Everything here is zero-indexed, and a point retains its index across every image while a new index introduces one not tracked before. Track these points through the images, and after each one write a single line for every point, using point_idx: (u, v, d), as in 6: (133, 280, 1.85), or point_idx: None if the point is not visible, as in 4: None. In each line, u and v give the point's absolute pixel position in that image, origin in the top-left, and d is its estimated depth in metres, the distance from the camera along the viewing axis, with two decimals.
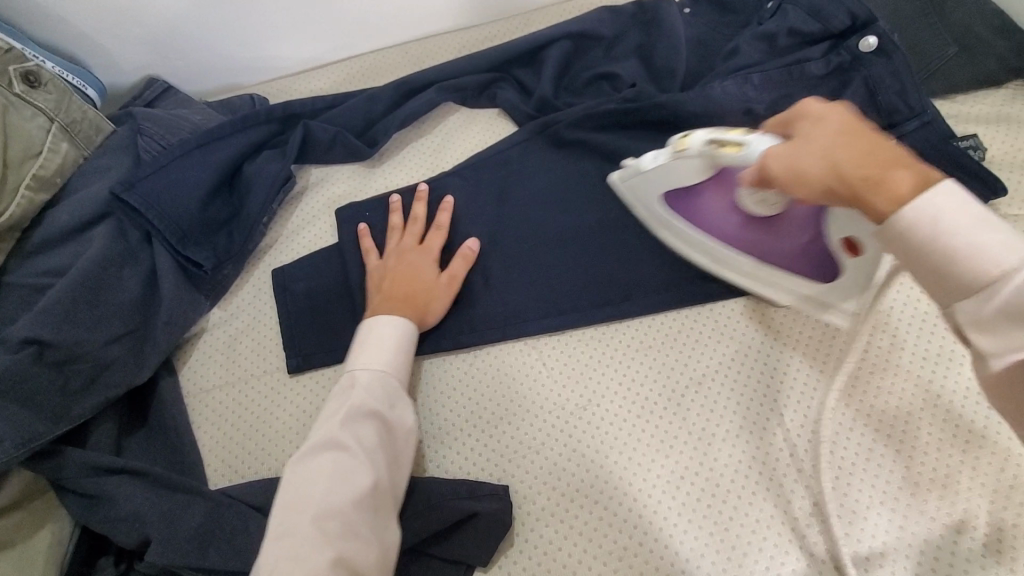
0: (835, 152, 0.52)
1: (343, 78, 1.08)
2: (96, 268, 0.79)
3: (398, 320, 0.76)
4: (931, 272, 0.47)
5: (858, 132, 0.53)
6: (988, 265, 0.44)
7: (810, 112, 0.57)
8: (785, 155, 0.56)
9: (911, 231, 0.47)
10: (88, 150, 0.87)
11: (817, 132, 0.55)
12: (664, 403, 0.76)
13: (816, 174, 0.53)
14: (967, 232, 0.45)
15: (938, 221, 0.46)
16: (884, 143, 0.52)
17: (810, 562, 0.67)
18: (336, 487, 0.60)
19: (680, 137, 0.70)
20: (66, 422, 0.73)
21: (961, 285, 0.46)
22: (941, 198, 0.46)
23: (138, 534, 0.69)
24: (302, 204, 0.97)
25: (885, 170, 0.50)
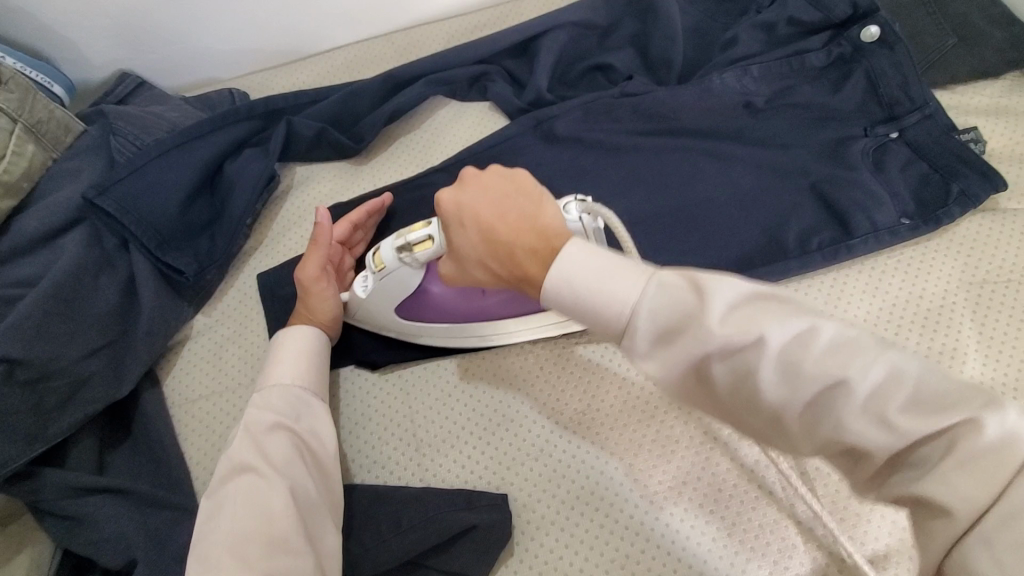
0: (495, 230, 0.51)
1: (326, 71, 1.04)
2: (70, 278, 0.75)
3: (288, 328, 0.74)
4: (581, 320, 0.46)
5: (494, 221, 0.51)
6: (612, 304, 0.44)
7: (448, 211, 0.54)
8: (447, 261, 0.59)
9: (557, 297, 0.46)
10: (57, 152, 0.83)
11: (464, 236, 0.53)
12: (665, 407, 0.74)
13: (476, 274, 0.55)
14: (586, 279, 0.45)
15: (571, 283, 0.46)
16: (521, 229, 0.50)
17: (814, 567, 0.66)
18: (250, 510, 0.58)
19: (374, 256, 0.70)
20: (42, 443, 0.70)
21: (618, 331, 0.44)
22: (562, 259, 0.46)
23: (124, 554, 0.67)
24: (287, 204, 0.93)
25: (524, 261, 0.50)
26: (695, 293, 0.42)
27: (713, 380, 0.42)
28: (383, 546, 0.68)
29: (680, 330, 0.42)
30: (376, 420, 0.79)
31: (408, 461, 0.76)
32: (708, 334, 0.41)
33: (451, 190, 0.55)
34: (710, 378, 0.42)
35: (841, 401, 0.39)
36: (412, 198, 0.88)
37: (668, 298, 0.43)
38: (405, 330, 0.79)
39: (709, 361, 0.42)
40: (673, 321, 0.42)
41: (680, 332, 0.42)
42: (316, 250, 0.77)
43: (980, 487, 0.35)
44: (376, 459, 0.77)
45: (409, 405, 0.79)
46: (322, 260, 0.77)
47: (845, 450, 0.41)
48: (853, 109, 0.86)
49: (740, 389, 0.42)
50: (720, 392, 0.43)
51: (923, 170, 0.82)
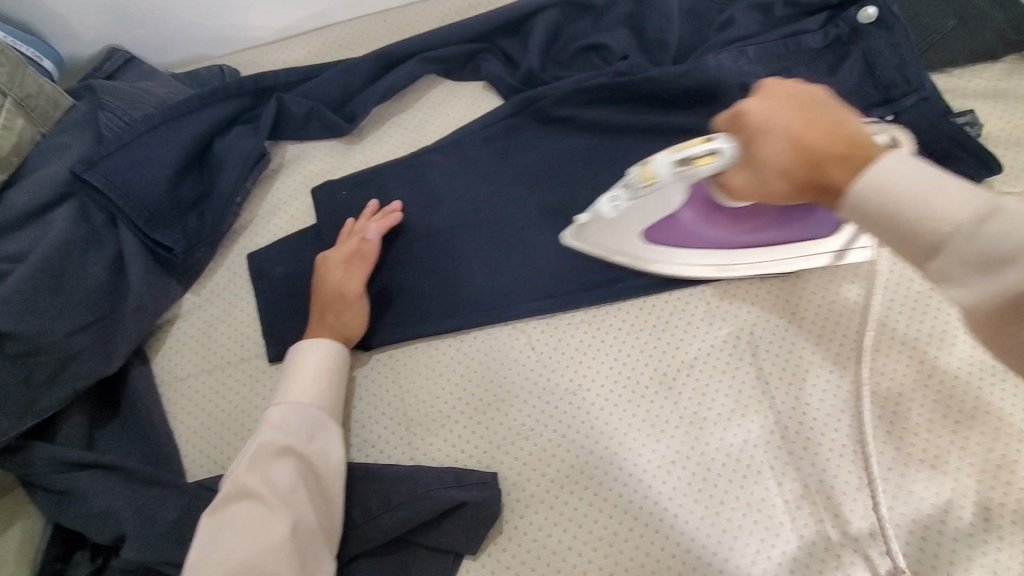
0: (805, 138, 0.52)
1: (318, 48, 1.03)
2: (58, 253, 0.74)
3: (318, 342, 0.74)
4: (891, 239, 0.47)
5: (806, 130, 0.52)
6: (940, 217, 0.43)
7: (754, 121, 0.55)
8: (737, 175, 0.58)
9: (863, 203, 0.47)
10: (47, 127, 0.82)
11: (770, 146, 0.54)
12: (655, 387, 0.74)
13: (775, 187, 0.56)
14: (916, 194, 0.44)
15: (902, 187, 0.45)
16: (834, 134, 0.52)
17: (800, 545, 0.66)
18: (251, 538, 0.59)
19: (640, 171, 0.63)
20: (31, 417, 0.70)
21: (929, 250, 0.44)
22: (878, 169, 0.46)
23: (112, 529, 0.66)
24: (278, 182, 0.92)
25: (833, 170, 0.51)
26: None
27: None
28: (371, 523, 0.69)
29: (1002, 260, 0.41)
30: (366, 400, 0.79)
31: (398, 440, 0.76)
32: None
33: (752, 102, 0.56)
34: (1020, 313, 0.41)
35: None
36: (404, 178, 0.88)
37: (1007, 227, 0.41)
38: (633, 255, 0.76)
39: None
40: (1002, 251, 0.41)
41: (1004, 264, 0.41)
42: (362, 268, 0.79)
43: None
44: (366, 439, 0.77)
45: (399, 385, 0.79)
46: (365, 278, 0.79)
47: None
48: (850, 91, 0.85)
49: None
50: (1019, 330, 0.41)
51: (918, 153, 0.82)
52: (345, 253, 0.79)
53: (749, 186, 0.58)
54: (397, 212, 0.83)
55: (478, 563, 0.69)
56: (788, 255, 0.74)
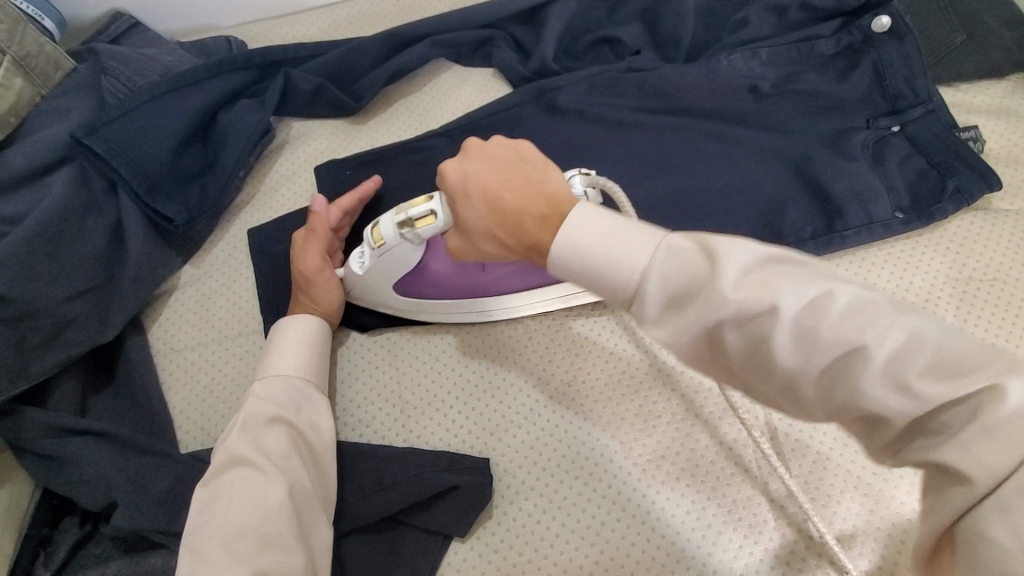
0: (500, 201, 0.50)
1: (328, 25, 1.01)
2: (56, 217, 0.74)
3: (292, 320, 0.74)
4: (599, 292, 0.45)
5: (498, 191, 0.50)
6: (626, 270, 0.43)
7: (451, 183, 0.53)
8: (454, 238, 0.56)
9: (564, 264, 0.46)
10: (46, 88, 0.81)
11: (472, 207, 0.52)
12: (649, 383, 0.75)
13: (486, 248, 0.53)
14: (602, 242, 0.44)
15: (581, 249, 0.45)
16: (526, 193, 0.49)
17: (782, 543, 0.67)
18: (245, 503, 0.58)
19: (373, 232, 0.68)
20: (25, 380, 0.70)
21: (627, 297, 0.44)
22: (568, 228, 0.45)
23: (104, 495, 0.67)
24: (282, 158, 0.92)
25: (533, 226, 0.48)
26: (707, 260, 0.41)
27: (724, 344, 0.41)
28: (363, 501, 0.69)
29: (692, 294, 0.41)
30: (362, 381, 0.79)
31: (393, 421, 0.77)
32: (721, 296, 0.40)
33: (452, 163, 0.54)
34: (721, 341, 0.41)
35: (859, 367, 0.38)
36: (409, 162, 0.87)
37: (679, 263, 0.42)
38: (396, 307, 0.79)
39: (721, 327, 0.41)
40: (686, 285, 0.41)
41: (692, 299, 0.41)
42: (315, 241, 0.77)
43: (1002, 455, 0.33)
44: (360, 419, 0.77)
45: (395, 367, 0.79)
46: (324, 252, 0.77)
47: (864, 416, 0.40)
48: (858, 100, 0.85)
49: (754, 353, 0.41)
50: (732, 360, 0.42)
51: (920, 165, 0.83)
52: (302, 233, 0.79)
53: (455, 236, 0.56)
54: (368, 184, 0.82)
55: (466, 546, 0.70)
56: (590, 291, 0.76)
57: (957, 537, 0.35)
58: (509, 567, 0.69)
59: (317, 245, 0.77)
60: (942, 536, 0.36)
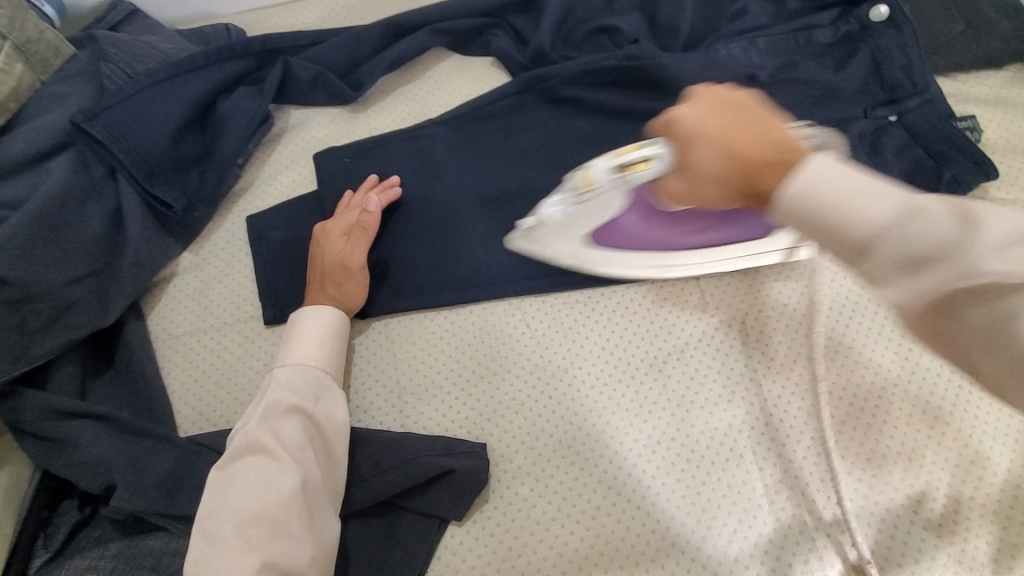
0: (728, 141, 0.45)
1: (327, 13, 1.01)
2: (57, 202, 0.74)
3: (319, 310, 0.74)
4: (820, 243, 0.43)
5: (737, 137, 0.45)
6: (867, 223, 0.40)
7: (686, 125, 0.47)
8: (672, 182, 0.51)
9: (797, 209, 0.42)
10: (46, 74, 0.81)
11: (706, 149, 0.46)
12: (645, 369, 0.76)
13: (705, 194, 0.49)
14: (846, 196, 0.41)
15: (826, 197, 0.41)
16: (758, 138, 0.45)
17: (776, 527, 0.68)
18: (258, 491, 0.59)
19: (579, 175, 0.60)
20: (25, 363, 0.70)
21: (855, 253, 0.42)
22: (811, 174, 0.41)
23: (103, 478, 0.67)
24: (281, 146, 0.92)
25: (773, 178, 0.44)
26: (969, 227, 0.39)
27: (965, 318, 0.40)
28: (360, 485, 0.70)
29: (931, 261, 0.39)
30: (360, 367, 0.79)
31: (391, 407, 0.77)
32: (972, 271, 0.38)
33: (687, 107, 0.48)
34: (960, 313, 0.40)
35: None
36: (408, 150, 0.88)
37: (929, 228, 0.39)
38: (575, 258, 0.76)
39: (966, 299, 0.39)
40: (928, 252, 0.39)
41: (937, 262, 0.39)
42: (361, 238, 0.79)
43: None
44: (358, 405, 0.78)
45: (393, 354, 0.80)
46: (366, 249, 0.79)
47: None
48: (856, 89, 0.85)
49: (993, 329, 0.39)
50: (954, 329, 0.41)
51: (918, 154, 0.83)
52: (344, 226, 0.79)
53: (674, 181, 0.51)
54: (397, 187, 0.84)
55: (463, 529, 0.70)
56: (759, 255, 0.76)
57: None
58: (504, 550, 0.69)
59: (363, 241, 0.79)
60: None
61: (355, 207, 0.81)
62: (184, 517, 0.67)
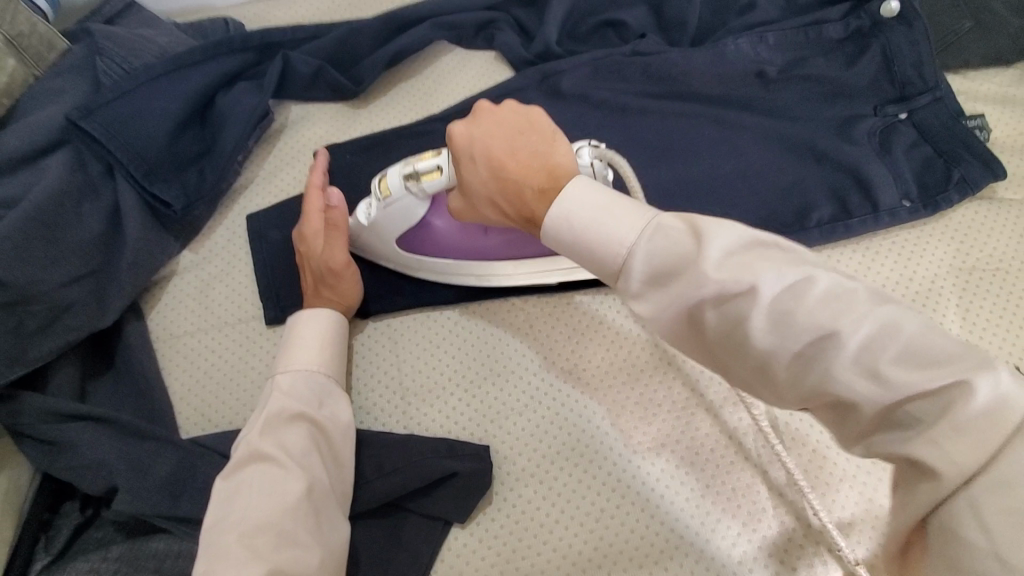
0: (501, 167, 0.54)
1: (326, 6, 0.99)
2: (53, 201, 0.73)
3: (317, 312, 0.74)
4: (587, 266, 0.49)
5: (502, 160, 0.54)
6: (613, 245, 0.46)
7: (460, 148, 0.57)
8: (456, 199, 0.64)
9: (555, 235, 0.50)
10: (39, 68, 0.80)
11: (472, 171, 0.57)
12: (650, 371, 0.75)
13: (486, 211, 0.59)
14: (591, 219, 0.47)
15: (573, 224, 0.48)
16: (531, 167, 0.53)
17: (781, 530, 0.67)
18: (265, 499, 0.59)
19: (379, 184, 0.70)
20: (21, 366, 0.68)
21: (614, 272, 0.47)
22: (561, 202, 0.49)
23: (104, 481, 0.67)
24: (279, 143, 0.91)
25: (531, 198, 0.52)
26: (695, 240, 0.43)
27: (703, 323, 0.43)
28: (365, 488, 0.69)
29: (672, 274, 0.44)
30: (364, 367, 0.79)
31: (393, 408, 0.76)
32: (700, 276, 0.42)
33: (460, 126, 0.58)
34: (699, 320, 0.44)
35: (830, 351, 0.39)
36: (410, 147, 0.86)
37: (665, 243, 0.44)
38: (393, 259, 0.79)
39: (702, 306, 0.42)
40: (667, 265, 0.44)
41: (673, 277, 0.44)
42: (339, 236, 0.77)
43: (971, 451, 0.34)
44: (361, 405, 0.77)
45: (395, 354, 0.79)
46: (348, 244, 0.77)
47: (831, 401, 0.41)
48: (865, 86, 0.84)
49: (732, 334, 0.42)
50: (708, 335, 0.44)
51: (928, 153, 0.82)
52: (317, 227, 0.76)
53: (461, 198, 0.62)
54: (323, 156, 0.82)
55: (467, 531, 0.70)
56: None
57: (930, 527, 0.36)
58: (509, 552, 0.69)
59: (339, 237, 0.76)
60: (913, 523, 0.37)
61: (321, 203, 0.77)
62: (188, 520, 0.66)
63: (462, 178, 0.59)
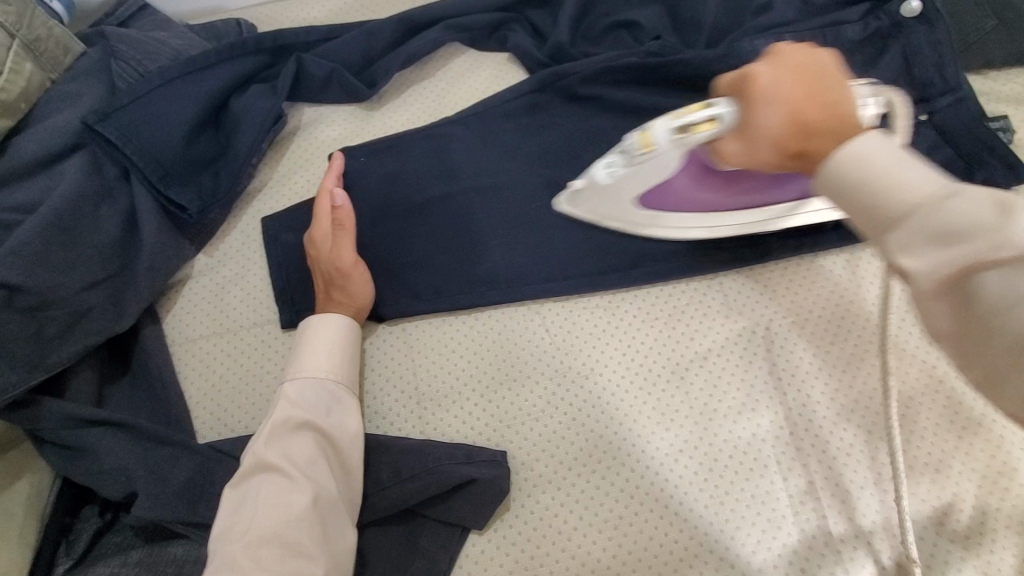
0: (806, 114, 0.46)
1: (340, 7, 0.99)
2: (70, 206, 0.73)
3: (325, 318, 0.73)
4: (854, 218, 0.42)
5: (806, 105, 0.46)
6: (912, 194, 0.38)
7: (759, 88, 0.49)
8: (727, 144, 0.52)
9: (836, 175, 0.42)
10: (55, 72, 0.79)
11: (768, 115, 0.48)
12: (667, 376, 0.74)
13: (760, 159, 0.50)
14: (891, 165, 0.40)
15: (863, 166, 0.40)
16: (836, 115, 0.46)
17: (800, 538, 0.67)
18: (272, 510, 0.58)
19: (637, 137, 0.57)
20: (42, 371, 0.68)
21: (894, 227, 0.39)
22: (862, 143, 0.41)
23: (124, 486, 0.67)
24: (293, 146, 0.90)
25: (826, 144, 0.45)
26: (999, 211, 0.35)
27: (975, 293, 0.37)
28: (381, 494, 0.69)
29: (956, 238, 0.36)
30: (380, 372, 0.78)
31: (409, 413, 0.76)
32: (1002, 247, 0.34)
33: (764, 68, 0.50)
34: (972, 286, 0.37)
35: None
36: (424, 149, 0.86)
37: (973, 209, 0.36)
38: (630, 223, 0.76)
39: (988, 271, 0.35)
40: (953, 228, 0.36)
41: (963, 239, 0.36)
42: (347, 235, 0.77)
43: None
44: (377, 410, 0.77)
45: (411, 359, 0.79)
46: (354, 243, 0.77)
47: None
48: None
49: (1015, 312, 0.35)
50: (976, 307, 0.37)
51: (949, 155, 0.82)
52: (324, 226, 0.77)
53: (724, 143, 0.53)
54: (337, 158, 0.83)
55: (483, 538, 0.70)
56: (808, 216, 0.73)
57: None
58: (526, 559, 0.69)
59: (347, 235, 0.77)
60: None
61: (330, 204, 0.78)
62: (206, 525, 0.67)
63: (738, 124, 0.52)
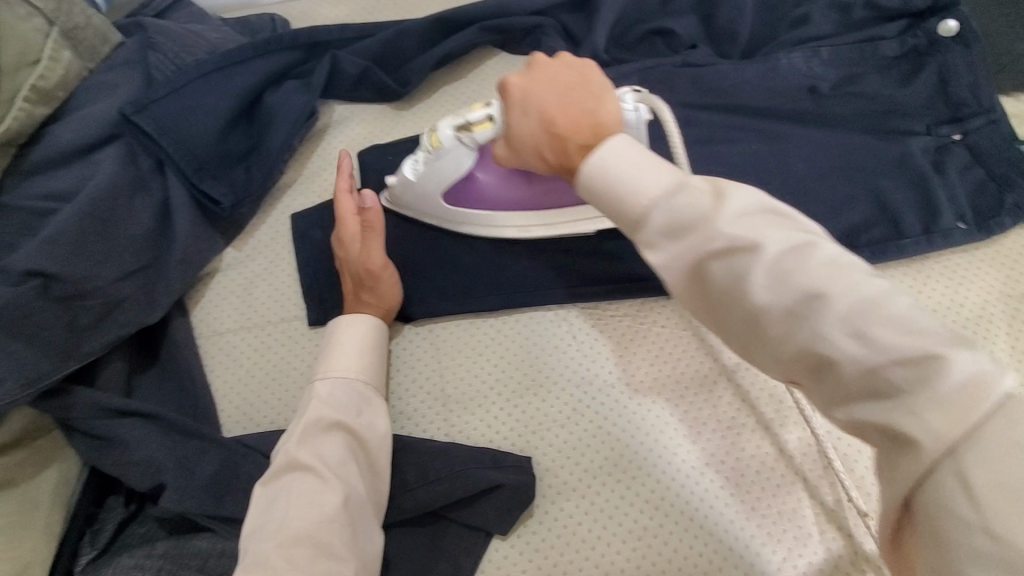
0: (553, 121, 0.55)
1: (373, 5, 0.99)
2: (105, 196, 0.73)
3: (355, 318, 0.73)
4: (607, 215, 0.49)
5: (558, 116, 0.54)
6: (639, 193, 0.45)
7: (517, 98, 0.58)
8: (501, 148, 0.63)
9: (590, 184, 0.48)
10: (92, 62, 0.79)
11: (528, 123, 0.57)
12: (695, 388, 0.74)
13: (531, 163, 0.60)
14: (625, 169, 0.46)
15: (604, 172, 0.47)
16: (582, 123, 0.54)
17: (826, 557, 0.66)
18: (303, 509, 0.59)
19: (429, 137, 0.71)
20: (75, 361, 0.69)
21: (634, 224, 0.46)
22: (600, 156, 0.48)
23: (152, 478, 0.67)
24: (324, 143, 0.90)
25: (575, 155, 0.53)
26: (713, 199, 0.43)
27: (711, 278, 0.43)
28: (409, 495, 0.69)
29: (688, 229, 0.43)
30: (407, 372, 0.78)
31: (435, 416, 0.76)
32: (717, 233, 0.42)
33: (519, 79, 0.58)
34: (708, 273, 0.43)
35: (821, 311, 0.39)
36: None
37: (689, 201, 0.44)
38: (439, 215, 0.80)
39: (709, 257, 0.43)
40: (686, 219, 0.43)
41: (690, 230, 0.43)
42: (377, 238, 0.76)
43: (946, 422, 0.34)
44: (402, 411, 0.77)
45: (438, 360, 0.79)
46: (384, 245, 0.77)
47: (814, 368, 0.41)
48: (920, 105, 0.82)
49: (738, 292, 0.42)
50: (711, 289, 0.44)
51: (981, 176, 0.80)
52: (354, 231, 0.76)
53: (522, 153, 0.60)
54: (343, 156, 0.79)
55: (507, 543, 0.70)
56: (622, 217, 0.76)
57: (920, 505, 0.35)
58: (549, 566, 0.69)
59: (377, 238, 0.76)
60: (897, 498, 0.37)
61: (353, 206, 0.77)
62: (232, 519, 0.67)
63: (509, 133, 0.60)
